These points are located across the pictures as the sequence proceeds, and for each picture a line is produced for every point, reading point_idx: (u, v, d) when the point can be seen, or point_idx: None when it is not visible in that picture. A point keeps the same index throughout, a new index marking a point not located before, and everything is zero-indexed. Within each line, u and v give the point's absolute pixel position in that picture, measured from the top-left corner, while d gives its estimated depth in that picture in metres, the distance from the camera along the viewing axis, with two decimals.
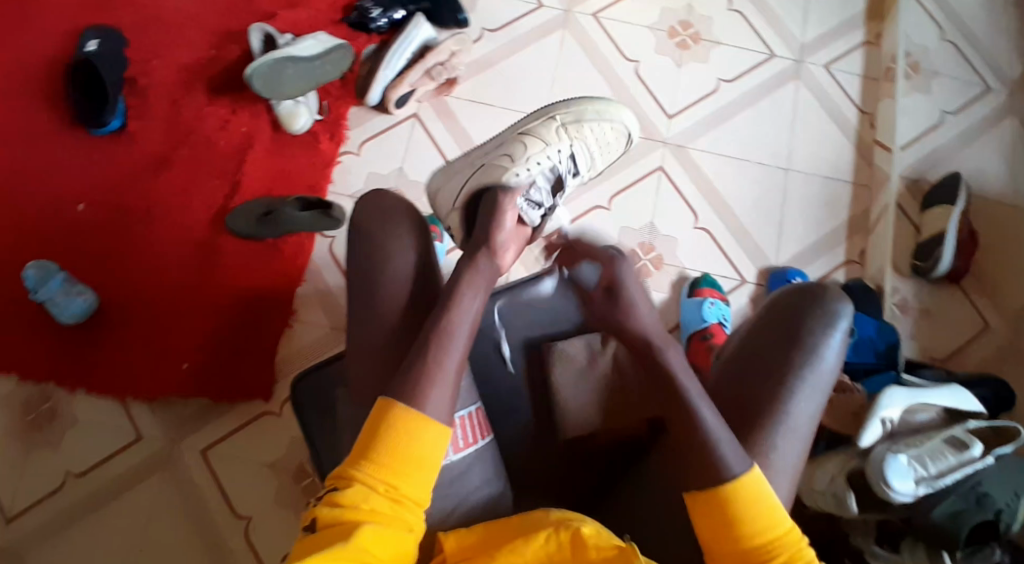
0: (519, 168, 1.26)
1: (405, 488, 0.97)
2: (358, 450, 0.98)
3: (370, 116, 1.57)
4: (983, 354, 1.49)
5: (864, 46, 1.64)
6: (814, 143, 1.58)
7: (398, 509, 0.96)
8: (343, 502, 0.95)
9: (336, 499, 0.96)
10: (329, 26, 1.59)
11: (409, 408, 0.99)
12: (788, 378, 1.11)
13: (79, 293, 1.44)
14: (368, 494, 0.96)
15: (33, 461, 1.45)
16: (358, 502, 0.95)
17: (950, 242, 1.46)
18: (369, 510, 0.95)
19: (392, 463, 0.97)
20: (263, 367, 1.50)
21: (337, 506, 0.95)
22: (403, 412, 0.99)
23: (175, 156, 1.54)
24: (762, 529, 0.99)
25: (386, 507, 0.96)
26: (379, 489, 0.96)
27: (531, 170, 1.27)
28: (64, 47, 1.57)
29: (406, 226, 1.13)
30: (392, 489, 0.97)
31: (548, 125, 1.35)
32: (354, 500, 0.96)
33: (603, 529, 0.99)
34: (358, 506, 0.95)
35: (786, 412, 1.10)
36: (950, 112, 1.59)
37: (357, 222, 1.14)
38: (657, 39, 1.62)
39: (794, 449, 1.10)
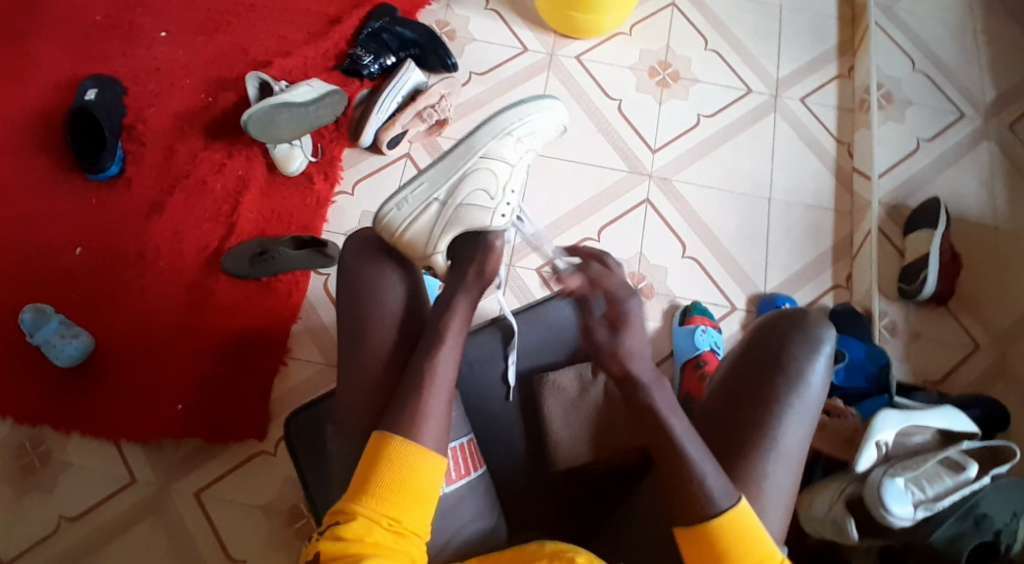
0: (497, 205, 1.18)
1: (406, 520, 0.98)
2: (359, 483, 0.99)
3: (363, 157, 1.62)
4: (976, 372, 1.50)
5: (837, 79, 1.71)
6: (795, 174, 1.63)
7: (400, 541, 0.97)
8: (347, 535, 0.96)
9: (340, 532, 0.96)
10: (322, 73, 1.65)
11: (409, 441, 1.00)
12: (776, 403, 1.11)
13: (75, 335, 1.45)
14: (372, 526, 0.96)
15: (25, 506, 1.44)
16: (362, 535, 0.96)
17: (935, 264, 1.49)
18: (373, 542, 0.96)
19: (392, 496, 0.99)
20: (256, 408, 1.49)
21: (341, 539, 0.95)
22: (403, 445, 1.00)
23: (170, 200, 1.57)
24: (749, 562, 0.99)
25: (389, 539, 0.96)
26: (382, 522, 0.97)
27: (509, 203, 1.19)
28: (64, 98, 1.62)
29: (389, 259, 1.14)
30: (394, 522, 0.98)
31: (507, 140, 1.21)
32: (358, 533, 0.96)
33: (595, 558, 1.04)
34: (362, 539, 0.95)
35: (775, 440, 1.10)
36: (925, 139, 1.65)
37: (348, 248, 1.16)
38: (638, 78, 1.68)
39: (784, 475, 1.10)
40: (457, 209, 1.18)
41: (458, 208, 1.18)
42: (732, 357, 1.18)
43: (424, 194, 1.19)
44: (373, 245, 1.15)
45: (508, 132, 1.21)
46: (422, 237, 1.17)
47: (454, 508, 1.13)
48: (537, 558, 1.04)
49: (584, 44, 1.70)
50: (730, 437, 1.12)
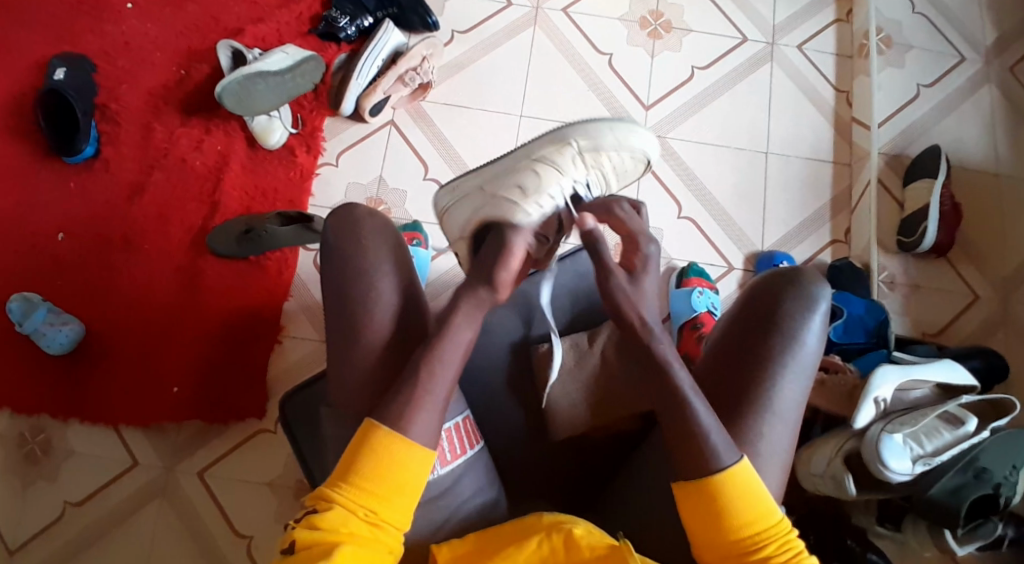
0: (530, 205, 1.12)
1: (386, 510, 0.97)
2: (338, 470, 0.98)
3: (345, 127, 1.57)
4: (975, 323, 1.49)
5: (835, 23, 1.64)
6: (792, 125, 1.58)
7: (375, 531, 0.96)
8: (322, 525, 0.94)
9: (315, 522, 0.94)
10: (297, 38, 1.59)
11: (392, 432, 0.98)
12: (771, 363, 1.10)
13: (64, 323, 1.44)
14: (349, 516, 0.95)
15: (32, 495, 1.44)
16: (339, 524, 0.94)
17: (935, 216, 1.46)
18: (348, 533, 0.94)
19: (373, 485, 0.97)
20: (254, 387, 1.49)
21: (316, 529, 0.94)
22: (387, 436, 0.98)
23: (150, 181, 1.53)
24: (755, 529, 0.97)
25: (365, 529, 0.95)
26: (358, 512, 0.96)
27: (543, 207, 1.12)
28: (31, 77, 1.56)
29: (384, 245, 1.13)
30: (372, 512, 0.96)
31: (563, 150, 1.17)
32: (333, 523, 0.94)
33: (595, 529, 1.04)
34: (337, 529, 0.94)
35: (769, 397, 1.09)
36: (926, 84, 1.59)
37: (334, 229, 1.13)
38: (630, 30, 1.61)
39: (782, 434, 1.10)
40: (493, 199, 1.14)
41: (491, 199, 1.14)
42: (729, 312, 1.17)
43: (473, 182, 1.17)
44: (356, 231, 1.13)
45: (567, 141, 1.17)
46: (460, 223, 1.17)
47: (457, 492, 1.13)
48: (536, 530, 1.03)
49: None
50: (727, 398, 1.11)
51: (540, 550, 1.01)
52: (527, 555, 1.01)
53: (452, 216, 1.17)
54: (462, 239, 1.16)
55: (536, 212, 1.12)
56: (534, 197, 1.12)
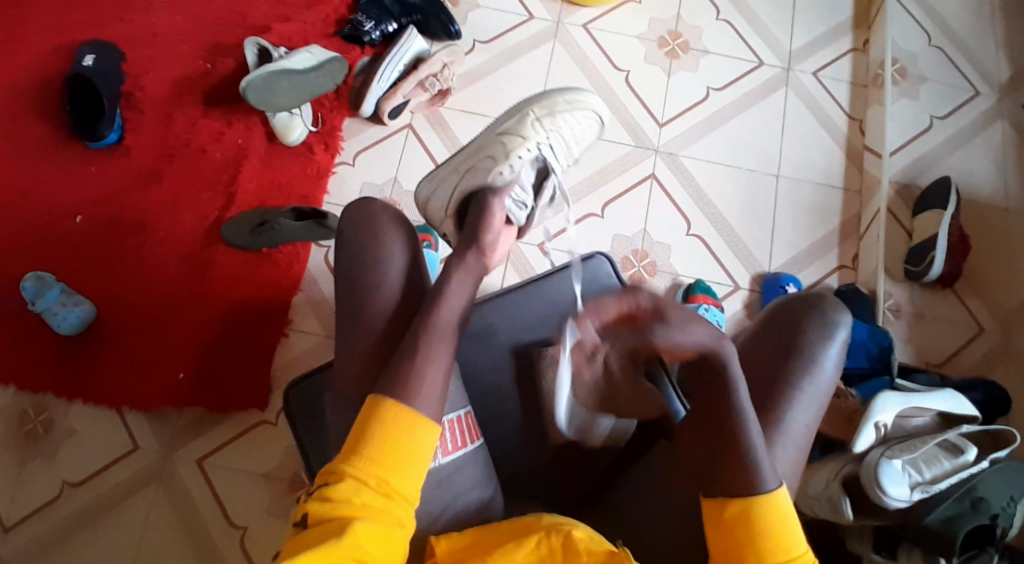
0: (503, 167, 1.21)
1: (396, 483, 0.98)
2: (348, 445, 0.99)
3: (364, 128, 1.59)
4: (980, 356, 1.49)
5: (851, 53, 1.66)
6: (804, 150, 1.59)
7: (387, 503, 0.97)
8: (335, 497, 0.96)
9: (327, 494, 0.96)
10: (322, 39, 1.62)
11: (400, 404, 1.00)
12: (785, 386, 1.11)
13: (75, 304, 1.46)
14: (361, 488, 0.96)
15: (31, 473, 1.46)
16: (351, 497, 0.96)
17: (943, 246, 1.47)
18: (361, 505, 0.96)
19: (383, 458, 0.98)
20: (257, 377, 1.50)
21: (328, 502, 0.96)
22: (397, 409, 1.00)
23: (169, 169, 1.56)
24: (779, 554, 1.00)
25: (377, 502, 0.97)
26: (370, 483, 0.97)
27: (515, 167, 1.21)
28: (60, 62, 1.60)
29: (393, 235, 1.15)
30: (383, 484, 0.97)
31: (523, 120, 1.27)
32: (345, 495, 0.96)
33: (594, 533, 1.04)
34: (349, 501, 0.96)
35: (785, 421, 1.10)
36: (938, 116, 1.60)
37: (345, 220, 1.17)
38: (647, 48, 1.64)
39: (792, 456, 1.10)
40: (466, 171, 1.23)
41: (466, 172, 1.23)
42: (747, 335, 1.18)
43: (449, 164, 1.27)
44: (367, 220, 1.16)
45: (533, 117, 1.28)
46: (441, 203, 1.25)
47: (453, 479, 1.13)
48: (534, 529, 1.03)
49: (591, 12, 1.66)
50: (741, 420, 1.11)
51: (539, 549, 1.02)
52: (525, 555, 1.01)
53: (434, 198, 1.25)
54: (448, 216, 1.24)
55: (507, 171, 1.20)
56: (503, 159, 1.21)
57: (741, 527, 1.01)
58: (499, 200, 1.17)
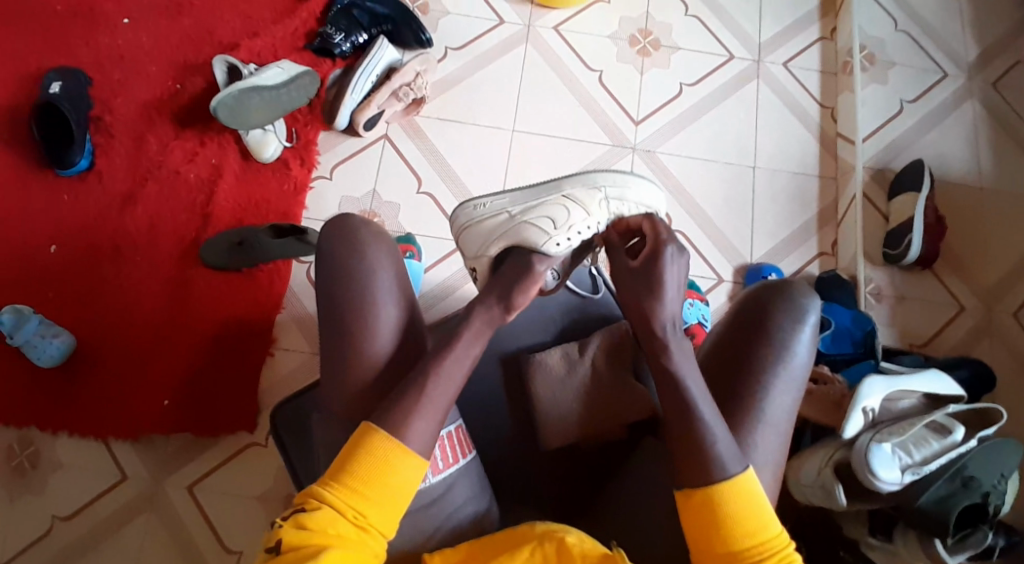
0: (557, 237, 1.15)
1: (373, 515, 0.98)
2: (330, 471, 1.00)
3: (339, 140, 1.58)
4: (961, 334, 1.51)
5: (820, 41, 1.68)
6: (779, 140, 1.61)
7: (363, 536, 0.97)
8: (311, 525, 0.95)
9: (304, 521, 0.95)
10: (292, 53, 1.61)
11: (389, 437, 1.01)
12: (761, 373, 1.12)
13: (55, 335, 1.43)
14: (337, 517, 0.97)
15: (19, 509, 1.43)
16: (326, 526, 0.96)
17: (919, 229, 1.48)
18: (337, 535, 0.96)
19: (363, 489, 0.99)
20: (245, 399, 1.49)
21: (305, 529, 0.95)
22: (383, 441, 1.00)
23: (143, 192, 1.54)
24: (757, 533, 0.99)
25: (352, 533, 0.97)
26: (347, 514, 0.97)
27: (570, 240, 1.15)
28: (25, 88, 1.57)
29: (372, 248, 1.14)
30: (359, 515, 0.98)
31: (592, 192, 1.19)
32: (321, 523, 0.96)
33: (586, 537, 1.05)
34: (325, 530, 0.95)
35: (762, 408, 1.11)
36: (908, 100, 1.63)
37: (329, 232, 1.15)
38: (619, 47, 1.64)
39: (772, 440, 1.11)
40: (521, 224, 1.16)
41: (520, 224, 1.15)
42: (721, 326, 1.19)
43: (502, 204, 1.19)
44: (352, 237, 1.14)
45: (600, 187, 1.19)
46: (479, 240, 1.18)
47: (449, 494, 1.13)
48: (528, 539, 1.03)
49: (562, 13, 1.66)
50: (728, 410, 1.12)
51: (534, 557, 1.01)
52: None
53: (474, 233, 1.18)
54: (484, 255, 1.18)
55: (564, 245, 1.15)
56: (562, 230, 1.15)
57: (707, 512, 1.00)
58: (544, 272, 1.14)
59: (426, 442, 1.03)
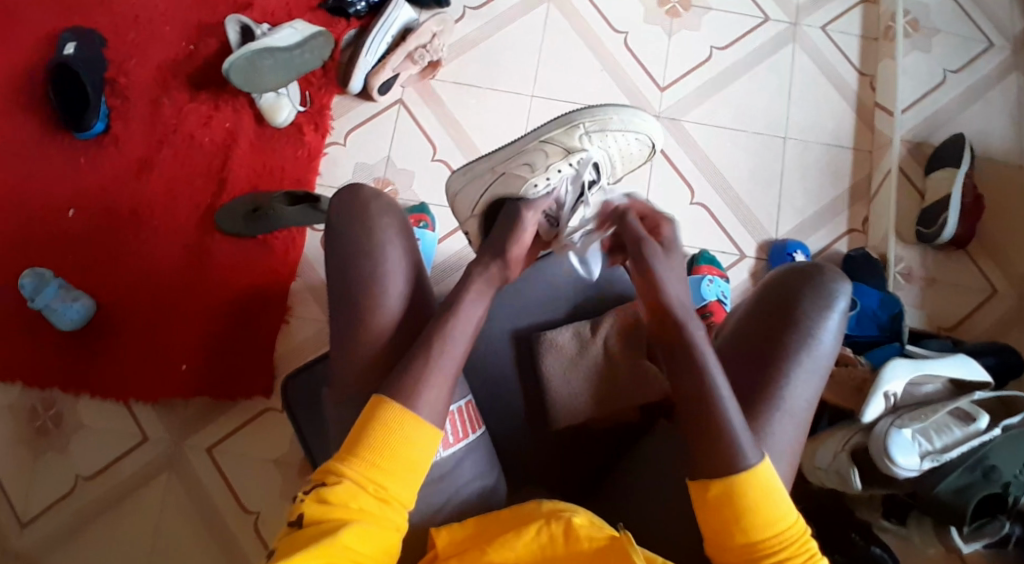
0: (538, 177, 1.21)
1: (392, 486, 1.00)
2: (346, 446, 1.01)
3: (354, 104, 1.54)
4: (993, 319, 1.45)
5: (861, 4, 1.58)
6: (813, 109, 1.53)
7: (384, 508, 0.99)
8: (333, 500, 0.97)
9: (326, 495, 0.98)
10: (307, 13, 1.56)
11: (402, 408, 1.02)
12: (783, 363, 1.08)
13: (75, 298, 1.45)
14: (357, 493, 0.98)
15: (44, 467, 1.47)
16: (347, 501, 0.97)
17: (956, 207, 1.41)
18: (358, 509, 0.98)
19: (382, 462, 1.00)
20: (262, 366, 1.50)
21: (327, 503, 0.97)
22: (397, 412, 1.02)
23: (160, 158, 1.52)
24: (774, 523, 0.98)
25: (374, 506, 0.99)
26: (369, 488, 0.99)
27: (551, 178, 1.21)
28: (42, 49, 1.55)
29: (385, 224, 1.13)
30: (380, 489, 0.99)
31: (572, 133, 1.29)
32: (344, 498, 0.98)
33: (594, 519, 1.04)
34: (348, 505, 0.97)
35: (783, 397, 1.08)
36: (952, 70, 1.53)
37: (340, 208, 1.14)
38: (646, 8, 1.56)
39: (789, 437, 1.08)
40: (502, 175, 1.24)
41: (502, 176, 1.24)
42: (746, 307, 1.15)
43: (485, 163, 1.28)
44: (362, 213, 1.13)
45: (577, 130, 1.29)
46: (470, 200, 1.27)
47: (451, 486, 1.13)
48: (534, 518, 1.03)
49: None
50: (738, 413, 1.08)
51: (539, 536, 1.01)
52: (524, 544, 1.01)
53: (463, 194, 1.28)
54: (473, 215, 1.27)
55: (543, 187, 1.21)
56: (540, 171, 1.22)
57: (727, 507, 0.98)
58: (531, 212, 1.18)
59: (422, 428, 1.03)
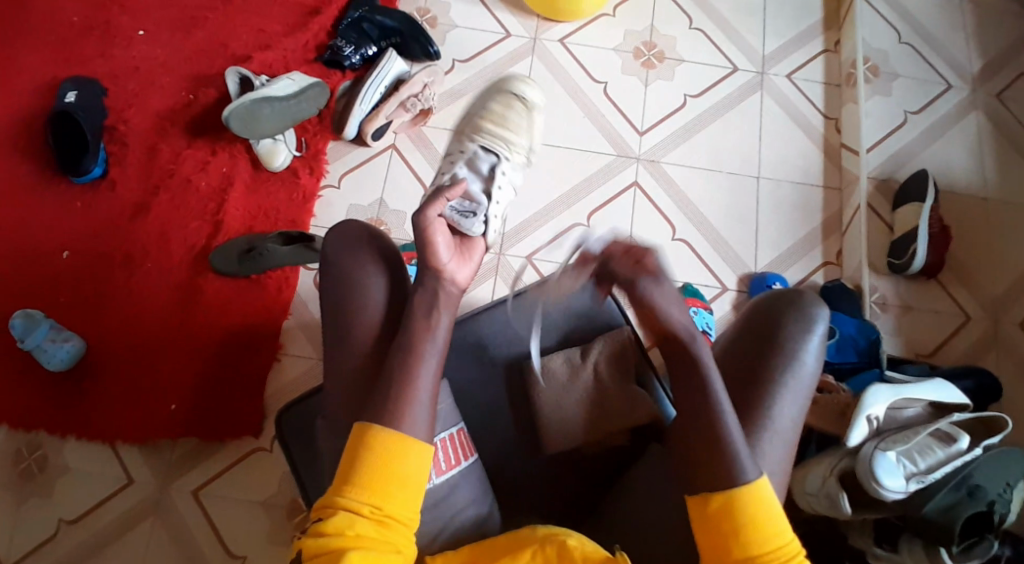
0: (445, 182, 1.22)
1: (389, 506, 0.97)
2: (340, 475, 0.99)
3: (348, 150, 1.61)
4: (967, 345, 1.50)
5: (823, 53, 1.70)
6: (784, 152, 1.62)
7: (383, 530, 0.96)
8: (330, 530, 0.95)
9: (322, 528, 0.96)
10: (303, 65, 1.64)
11: (387, 429, 0.99)
12: (769, 381, 1.08)
13: (65, 340, 1.45)
14: (354, 518, 0.96)
15: (27, 511, 1.43)
16: (343, 528, 0.95)
17: (924, 238, 1.48)
18: (356, 535, 0.95)
19: (376, 486, 0.98)
20: (251, 404, 1.49)
21: (324, 535, 0.95)
22: (382, 434, 0.99)
23: (155, 201, 1.56)
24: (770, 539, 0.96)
25: (371, 530, 0.96)
26: (365, 512, 0.96)
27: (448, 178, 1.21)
28: (44, 99, 1.61)
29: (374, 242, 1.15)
30: (376, 510, 0.97)
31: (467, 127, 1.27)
32: (340, 527, 0.95)
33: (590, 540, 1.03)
34: (345, 533, 0.95)
35: (771, 419, 1.07)
36: (912, 111, 1.64)
37: (336, 242, 1.15)
38: (623, 60, 1.66)
39: (786, 441, 1.08)
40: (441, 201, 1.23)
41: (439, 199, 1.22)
42: (729, 337, 1.15)
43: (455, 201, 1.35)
44: (359, 243, 1.14)
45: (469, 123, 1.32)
46: None
47: (447, 505, 1.09)
48: (528, 543, 1.01)
49: (568, 26, 1.69)
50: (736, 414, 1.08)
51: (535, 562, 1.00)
52: None
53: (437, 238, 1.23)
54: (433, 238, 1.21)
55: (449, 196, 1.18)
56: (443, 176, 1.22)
57: (724, 519, 0.97)
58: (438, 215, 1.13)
59: (424, 425, 1.02)
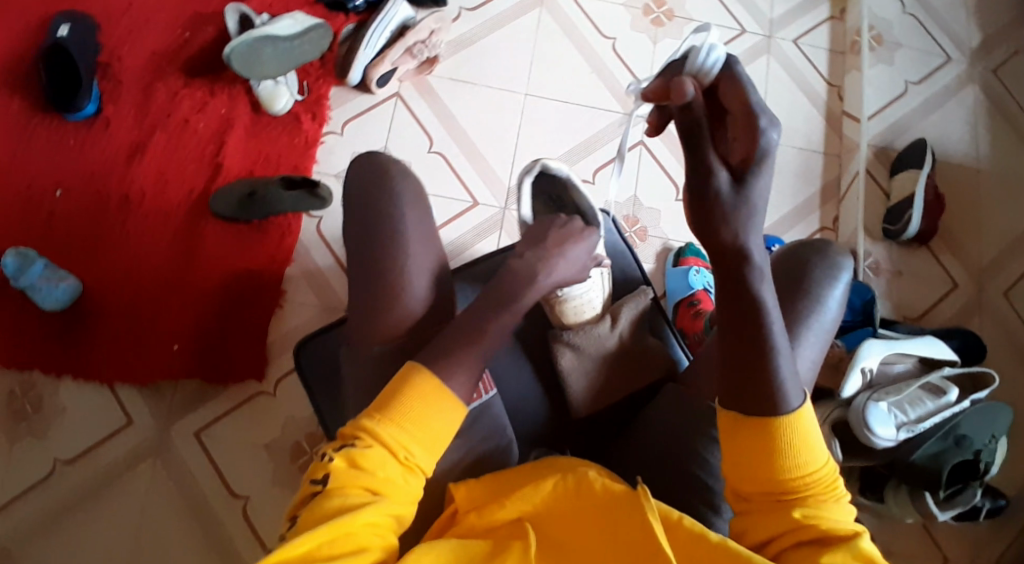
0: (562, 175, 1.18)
1: (420, 454, 0.91)
2: (376, 404, 0.91)
3: (351, 95, 1.57)
4: (954, 310, 1.55)
5: (829, 20, 1.71)
6: (787, 117, 1.63)
7: (410, 477, 0.90)
8: (359, 464, 0.88)
9: (355, 461, 0.88)
10: (305, 5, 1.59)
11: (431, 378, 0.92)
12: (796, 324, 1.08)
13: (61, 279, 1.41)
14: (387, 459, 0.89)
15: (21, 453, 1.41)
16: (375, 468, 0.88)
17: (919, 205, 1.52)
18: (384, 479, 0.89)
19: (413, 427, 0.91)
20: (254, 348, 1.48)
21: (353, 468, 0.88)
22: (425, 382, 0.92)
23: (151, 142, 1.52)
24: (801, 468, 0.89)
25: (399, 475, 0.90)
26: (398, 456, 0.90)
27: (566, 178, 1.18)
28: (31, 32, 1.54)
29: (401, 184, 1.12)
30: (409, 456, 0.90)
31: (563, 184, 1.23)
32: (372, 465, 0.89)
33: (611, 473, 0.96)
34: (376, 473, 0.88)
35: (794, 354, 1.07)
36: (913, 81, 1.66)
37: (359, 178, 1.12)
38: (633, 17, 1.66)
39: None
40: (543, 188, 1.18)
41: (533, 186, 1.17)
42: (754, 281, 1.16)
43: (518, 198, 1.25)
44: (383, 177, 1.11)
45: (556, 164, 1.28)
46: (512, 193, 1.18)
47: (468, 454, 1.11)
48: (552, 471, 0.95)
49: None
50: None
51: (555, 491, 0.94)
52: (542, 496, 0.94)
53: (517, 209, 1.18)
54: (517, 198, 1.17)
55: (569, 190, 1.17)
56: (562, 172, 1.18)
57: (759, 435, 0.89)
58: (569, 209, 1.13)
59: None
